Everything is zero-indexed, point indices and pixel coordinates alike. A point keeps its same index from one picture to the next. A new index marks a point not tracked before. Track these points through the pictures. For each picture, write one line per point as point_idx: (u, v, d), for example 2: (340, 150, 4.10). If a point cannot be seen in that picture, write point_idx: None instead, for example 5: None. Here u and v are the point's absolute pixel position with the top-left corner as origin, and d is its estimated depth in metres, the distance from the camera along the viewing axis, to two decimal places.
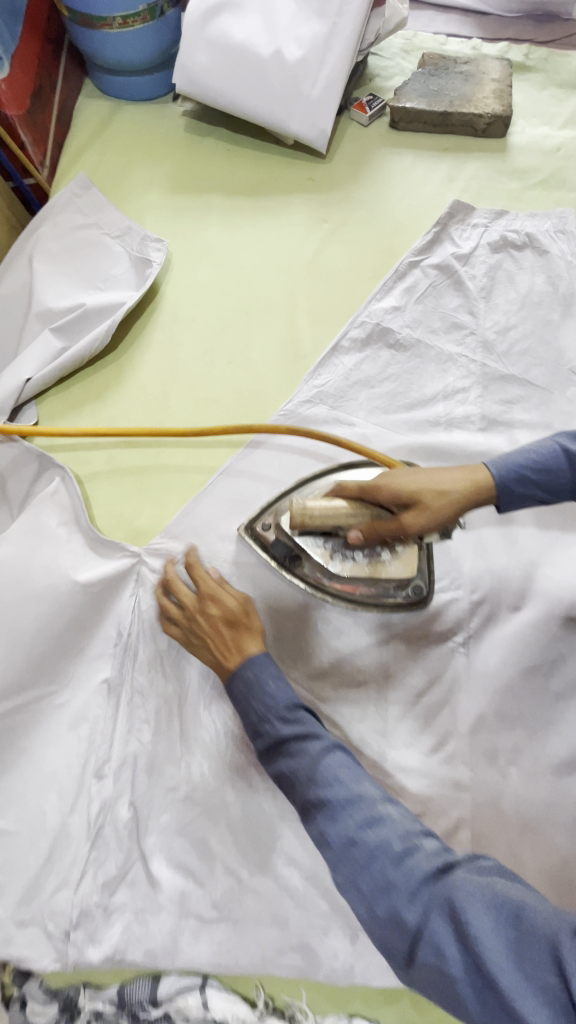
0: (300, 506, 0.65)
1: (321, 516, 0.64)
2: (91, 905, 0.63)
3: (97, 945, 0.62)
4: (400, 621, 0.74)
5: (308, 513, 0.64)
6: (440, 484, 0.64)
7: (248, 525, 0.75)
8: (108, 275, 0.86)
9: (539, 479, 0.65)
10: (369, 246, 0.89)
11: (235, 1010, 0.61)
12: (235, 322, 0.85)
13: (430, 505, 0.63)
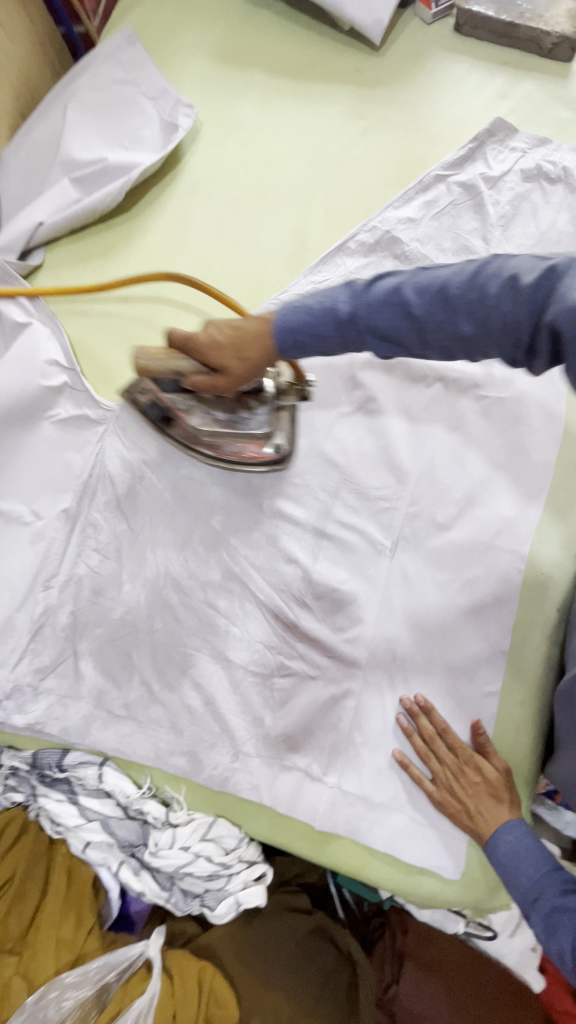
0: (143, 353, 0.69)
1: (161, 365, 0.69)
2: (23, 683, 0.75)
3: (21, 714, 0.74)
4: (337, 514, 0.80)
5: (146, 361, 0.68)
6: (240, 342, 0.62)
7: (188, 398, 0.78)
8: (135, 136, 0.87)
9: (309, 331, 0.58)
10: (398, 152, 0.88)
11: (123, 785, 0.72)
12: (248, 206, 0.87)
13: (253, 360, 0.62)
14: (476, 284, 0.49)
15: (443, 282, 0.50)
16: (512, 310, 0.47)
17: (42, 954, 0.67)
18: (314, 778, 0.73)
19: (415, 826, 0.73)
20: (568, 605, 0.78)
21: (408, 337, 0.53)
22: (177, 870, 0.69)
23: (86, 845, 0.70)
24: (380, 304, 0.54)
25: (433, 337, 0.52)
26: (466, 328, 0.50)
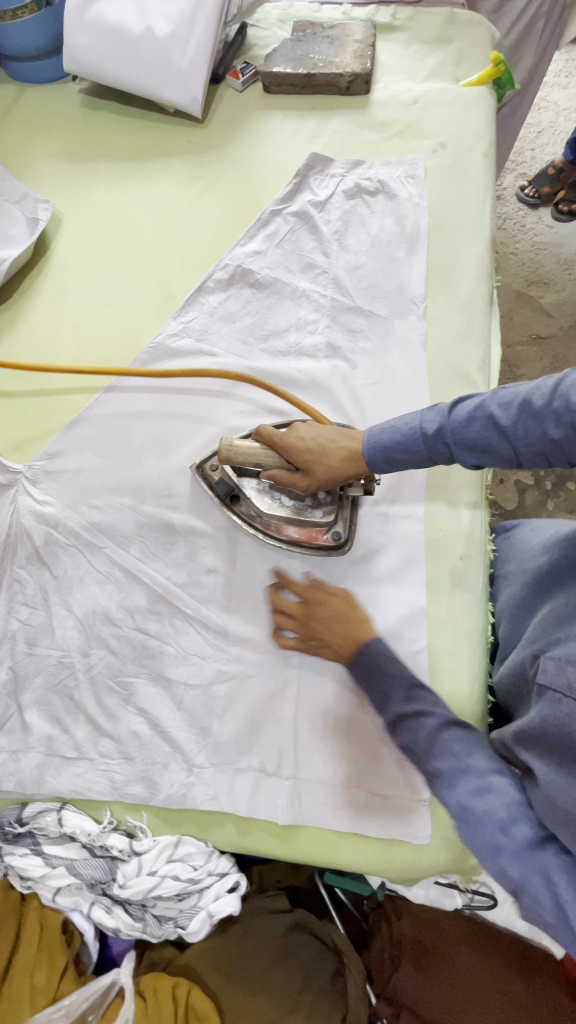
0: (227, 447, 0.79)
1: (245, 456, 0.78)
2: None
3: None
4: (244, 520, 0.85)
5: (231, 451, 0.78)
6: (324, 450, 0.77)
7: (200, 465, 0.86)
8: (5, 236, 0.98)
9: (400, 451, 0.72)
10: (236, 199, 0.99)
11: (83, 824, 0.73)
12: (114, 271, 0.97)
13: (328, 469, 0.76)
14: (520, 398, 0.62)
15: (505, 393, 0.64)
16: (540, 406, 0.60)
17: (19, 1000, 0.70)
18: (270, 774, 0.76)
19: (375, 798, 0.74)
20: (484, 587, 0.81)
21: (503, 450, 0.65)
22: (148, 896, 0.70)
23: (55, 892, 0.71)
24: (468, 421, 0.66)
25: (526, 446, 0.63)
26: (503, 422, 0.63)
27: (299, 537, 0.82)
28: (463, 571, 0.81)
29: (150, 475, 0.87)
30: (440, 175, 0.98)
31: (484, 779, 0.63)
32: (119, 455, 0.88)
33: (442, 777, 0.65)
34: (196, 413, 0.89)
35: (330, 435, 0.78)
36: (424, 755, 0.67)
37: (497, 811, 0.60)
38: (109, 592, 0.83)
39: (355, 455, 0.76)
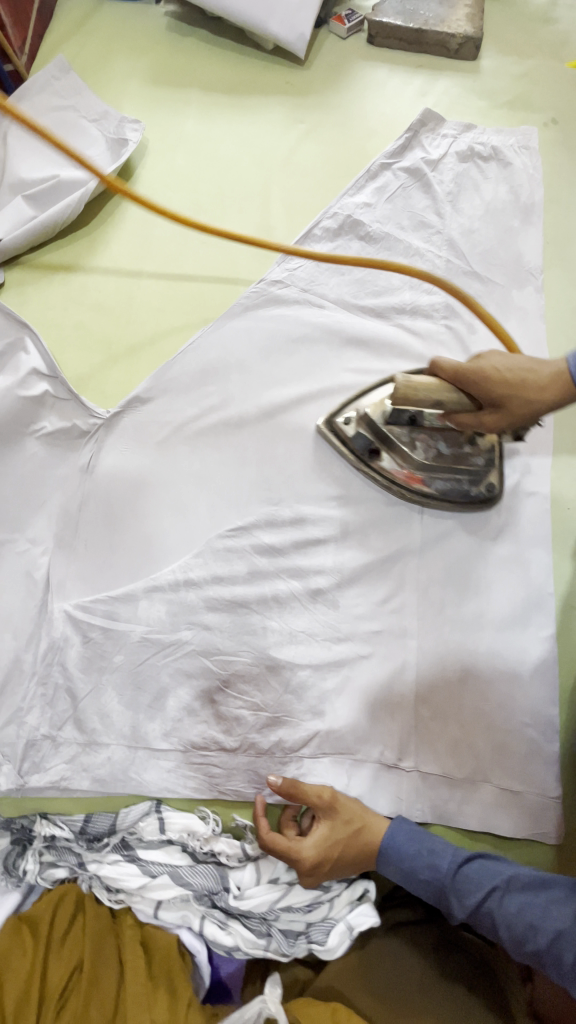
0: (406, 381, 0.67)
1: (425, 393, 0.67)
2: (38, 737, 0.64)
3: (40, 775, 0.63)
4: (356, 489, 0.77)
5: (412, 389, 0.67)
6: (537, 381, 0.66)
7: (328, 421, 0.77)
8: (83, 155, 0.86)
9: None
10: (341, 148, 0.92)
11: (189, 825, 0.61)
12: (208, 207, 0.87)
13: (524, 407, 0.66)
14: None
15: None
16: None
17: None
18: (390, 767, 0.66)
19: (504, 798, 0.66)
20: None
21: None
22: (271, 909, 0.58)
23: (157, 907, 0.58)
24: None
25: None
26: None
27: (404, 478, 0.76)
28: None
29: (251, 422, 0.77)
30: (552, 149, 0.95)
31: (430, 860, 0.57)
32: (219, 405, 0.77)
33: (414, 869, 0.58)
34: (303, 358, 0.80)
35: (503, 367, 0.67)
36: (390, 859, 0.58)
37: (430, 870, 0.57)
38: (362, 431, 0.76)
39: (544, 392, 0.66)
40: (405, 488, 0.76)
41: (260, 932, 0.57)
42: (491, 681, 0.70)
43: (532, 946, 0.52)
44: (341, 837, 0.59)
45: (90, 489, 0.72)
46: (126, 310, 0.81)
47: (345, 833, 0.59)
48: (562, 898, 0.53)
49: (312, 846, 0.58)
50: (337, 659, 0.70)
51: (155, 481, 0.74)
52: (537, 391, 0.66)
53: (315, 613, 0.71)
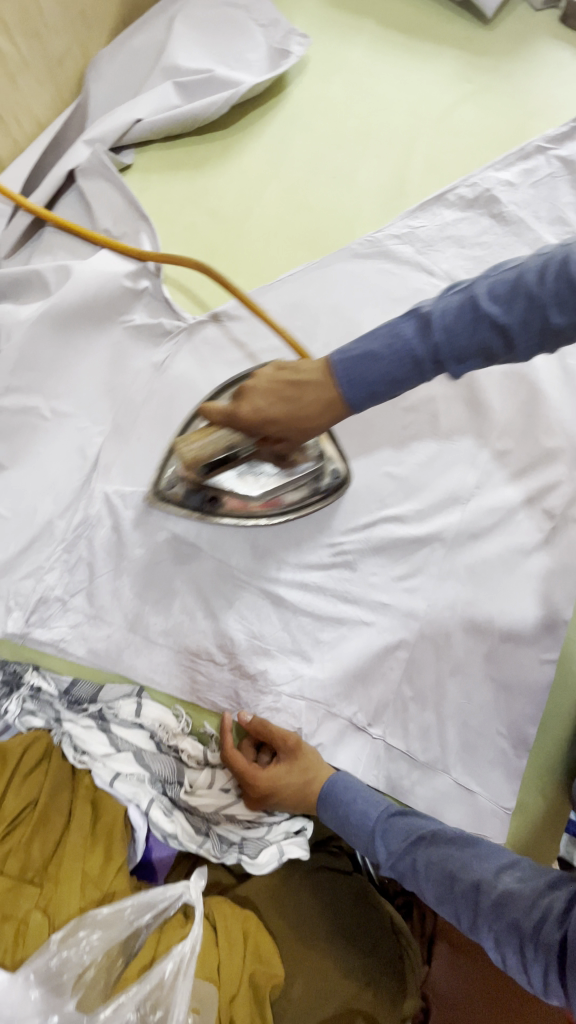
0: (188, 451, 0.58)
1: (216, 452, 0.58)
2: (49, 596, 0.67)
3: (44, 629, 0.67)
4: (410, 466, 0.76)
5: (198, 452, 0.58)
6: (292, 399, 0.54)
7: (156, 486, 0.68)
8: (241, 57, 0.84)
9: (385, 379, 0.53)
10: (501, 119, 0.88)
11: (162, 719, 0.65)
12: (348, 144, 0.84)
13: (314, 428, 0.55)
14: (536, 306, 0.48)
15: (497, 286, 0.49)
16: (539, 289, 0.47)
17: (66, 885, 0.56)
18: (358, 727, 0.69)
19: (457, 791, 0.68)
20: None
21: (493, 349, 0.50)
22: (213, 812, 0.62)
23: (114, 778, 0.61)
24: (458, 326, 0.50)
25: (524, 340, 0.49)
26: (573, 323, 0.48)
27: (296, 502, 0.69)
28: None
29: None
30: None
31: (364, 807, 0.60)
32: (301, 342, 0.76)
33: (349, 813, 0.60)
34: (397, 321, 0.78)
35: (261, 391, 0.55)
36: (328, 800, 0.61)
37: (365, 817, 0.59)
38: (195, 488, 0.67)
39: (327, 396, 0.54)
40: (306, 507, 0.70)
41: (198, 829, 0.61)
42: (480, 684, 0.70)
43: (453, 896, 0.49)
44: (292, 784, 0.61)
45: (156, 390, 0.74)
46: (239, 224, 0.80)
47: (296, 778, 0.62)
48: (486, 854, 0.50)
49: (265, 777, 0.61)
50: (339, 617, 0.71)
51: None
52: (306, 414, 0.54)
53: (333, 568, 0.72)
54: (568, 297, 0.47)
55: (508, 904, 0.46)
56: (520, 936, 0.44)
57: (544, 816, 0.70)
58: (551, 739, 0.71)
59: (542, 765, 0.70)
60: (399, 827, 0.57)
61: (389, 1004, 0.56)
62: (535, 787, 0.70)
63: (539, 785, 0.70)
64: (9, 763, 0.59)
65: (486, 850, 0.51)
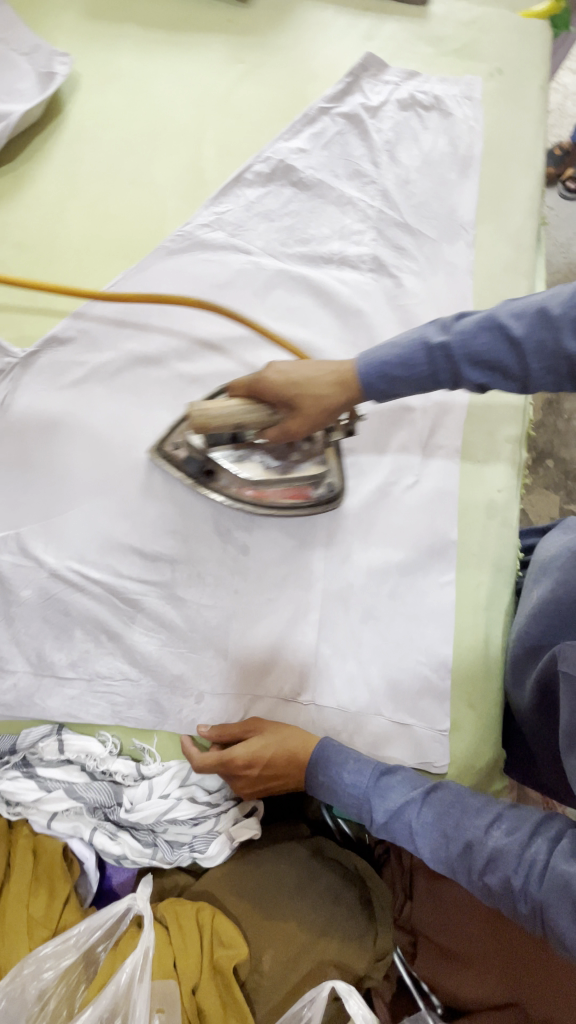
0: (199, 408, 0.56)
1: (224, 422, 0.56)
2: None
3: None
4: None
5: (206, 419, 0.56)
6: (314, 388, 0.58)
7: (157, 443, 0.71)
8: (11, 87, 0.83)
9: (400, 365, 0.56)
10: (279, 91, 0.90)
11: (87, 748, 0.64)
12: (138, 147, 0.85)
13: (329, 405, 0.59)
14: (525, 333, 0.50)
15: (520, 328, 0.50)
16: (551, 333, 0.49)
17: (12, 935, 0.56)
18: (288, 698, 0.71)
19: (394, 729, 0.71)
20: (502, 519, 0.78)
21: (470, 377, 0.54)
22: (158, 821, 0.62)
23: (51, 819, 0.61)
24: (470, 340, 0.52)
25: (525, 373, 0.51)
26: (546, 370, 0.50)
27: (285, 499, 0.71)
28: (498, 512, 0.78)
29: (169, 365, 0.77)
30: (495, 100, 0.94)
31: (357, 774, 0.59)
32: (137, 347, 0.76)
33: (341, 785, 0.59)
34: (227, 304, 0.79)
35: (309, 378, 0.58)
36: (322, 771, 0.61)
37: (360, 785, 0.58)
38: (191, 455, 0.68)
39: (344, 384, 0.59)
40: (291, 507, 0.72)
41: (146, 842, 0.61)
42: (391, 624, 0.73)
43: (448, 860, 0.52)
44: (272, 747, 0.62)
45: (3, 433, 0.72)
46: (49, 249, 0.80)
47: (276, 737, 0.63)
48: (476, 810, 0.53)
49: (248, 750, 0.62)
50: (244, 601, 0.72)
51: (71, 420, 0.74)
52: (318, 395, 0.58)
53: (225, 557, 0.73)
54: (549, 350, 0.49)
55: (500, 859, 0.49)
56: (511, 890, 0.48)
57: (484, 729, 0.72)
58: (472, 657, 0.72)
59: (470, 684, 0.72)
60: (394, 790, 0.57)
61: (358, 949, 0.57)
62: (466, 705, 0.72)
63: (470, 703, 0.72)
64: None
65: (476, 800, 0.54)
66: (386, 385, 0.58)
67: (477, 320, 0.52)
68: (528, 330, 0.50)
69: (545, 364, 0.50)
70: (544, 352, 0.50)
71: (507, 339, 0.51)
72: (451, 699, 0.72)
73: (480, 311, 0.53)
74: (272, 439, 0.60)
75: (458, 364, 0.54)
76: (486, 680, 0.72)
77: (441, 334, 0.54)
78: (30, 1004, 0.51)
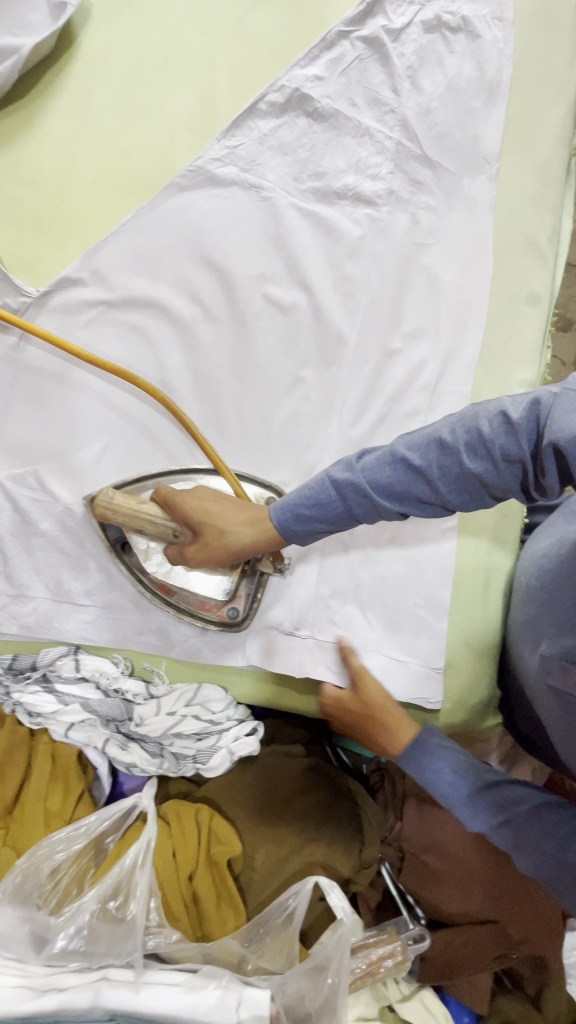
0: (105, 499, 0.65)
1: (122, 515, 0.65)
2: None
3: None
4: (280, 385, 0.79)
5: (105, 505, 0.65)
6: (221, 519, 0.62)
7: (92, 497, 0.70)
8: (22, 19, 0.80)
9: (312, 505, 0.57)
10: (296, 12, 0.85)
11: (102, 666, 0.70)
12: (150, 79, 0.83)
13: (226, 552, 0.62)
14: (453, 448, 0.51)
15: (466, 429, 0.50)
16: (486, 435, 0.49)
17: (32, 823, 0.62)
18: (287, 631, 0.73)
19: (392, 663, 0.73)
20: None
21: (415, 490, 0.53)
22: (166, 734, 0.68)
23: (68, 729, 0.67)
24: (379, 470, 0.54)
25: (447, 483, 0.52)
26: (489, 475, 0.50)
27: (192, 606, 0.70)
28: None
29: (177, 307, 0.77)
30: (528, 20, 0.85)
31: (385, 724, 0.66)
32: (147, 288, 0.77)
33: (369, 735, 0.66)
34: (237, 244, 0.79)
35: (219, 508, 0.63)
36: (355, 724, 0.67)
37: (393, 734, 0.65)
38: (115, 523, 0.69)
39: (252, 526, 0.61)
40: (194, 612, 0.70)
41: (154, 752, 0.68)
42: (392, 565, 0.74)
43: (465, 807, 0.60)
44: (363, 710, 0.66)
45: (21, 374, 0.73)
46: (62, 188, 0.80)
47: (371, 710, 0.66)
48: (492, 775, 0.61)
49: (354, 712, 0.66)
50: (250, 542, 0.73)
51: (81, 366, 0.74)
52: (222, 525, 0.61)
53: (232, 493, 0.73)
54: (479, 450, 0.50)
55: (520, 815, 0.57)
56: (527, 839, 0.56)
57: (480, 664, 0.74)
58: (473, 596, 0.74)
59: (469, 622, 0.73)
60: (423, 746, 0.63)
61: (343, 857, 0.63)
62: (464, 642, 0.73)
63: (468, 640, 0.74)
64: None
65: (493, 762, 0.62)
66: (302, 527, 0.58)
67: (377, 459, 0.54)
68: (426, 459, 0.52)
69: (455, 485, 0.52)
70: (448, 473, 0.51)
71: (411, 470, 0.53)
72: (449, 635, 0.73)
73: (381, 449, 0.55)
74: (172, 556, 0.66)
75: (370, 498, 0.54)
76: (484, 618, 0.74)
77: (346, 472, 0.55)
78: (43, 881, 0.57)
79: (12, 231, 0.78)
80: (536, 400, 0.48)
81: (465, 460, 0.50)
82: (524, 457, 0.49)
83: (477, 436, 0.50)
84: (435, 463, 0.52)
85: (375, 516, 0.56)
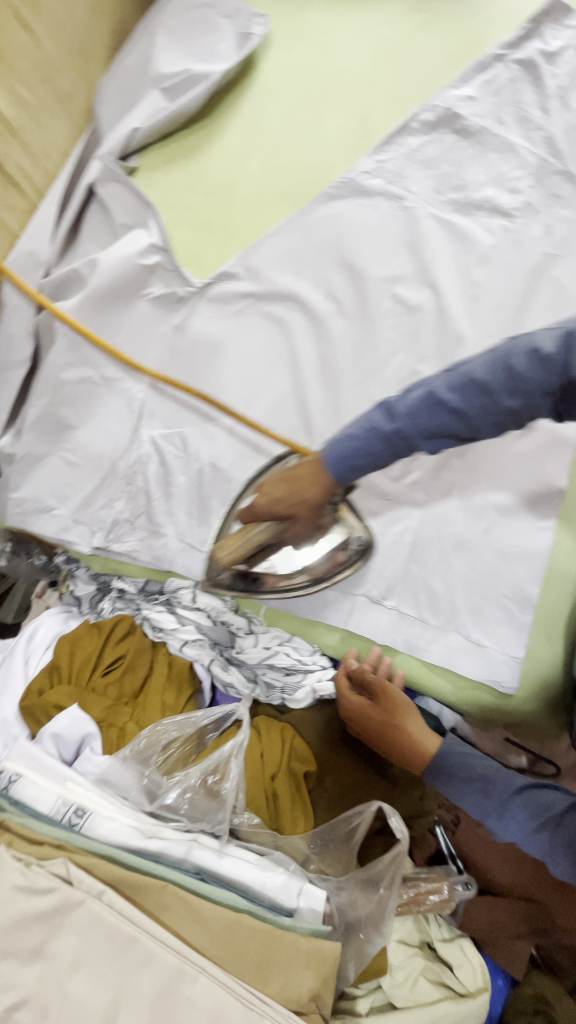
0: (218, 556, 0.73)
1: (235, 557, 0.72)
2: (121, 519, 0.86)
3: (120, 544, 0.86)
4: (397, 378, 0.86)
5: (230, 559, 0.73)
6: (292, 484, 0.66)
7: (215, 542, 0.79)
8: (214, 50, 0.95)
9: (363, 455, 0.63)
10: (455, 36, 0.92)
11: (214, 602, 0.81)
12: (314, 100, 0.95)
13: (313, 508, 0.66)
14: (489, 391, 0.58)
15: (500, 371, 0.57)
16: (521, 369, 0.56)
17: (152, 708, 0.77)
18: (374, 599, 0.80)
19: (470, 644, 0.78)
20: None
21: (459, 429, 0.60)
22: (260, 663, 0.80)
23: (182, 644, 0.81)
24: (419, 410, 0.60)
25: (486, 417, 0.59)
26: (527, 405, 0.58)
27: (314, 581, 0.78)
28: None
29: (314, 301, 0.88)
30: None
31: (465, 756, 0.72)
32: (290, 284, 0.88)
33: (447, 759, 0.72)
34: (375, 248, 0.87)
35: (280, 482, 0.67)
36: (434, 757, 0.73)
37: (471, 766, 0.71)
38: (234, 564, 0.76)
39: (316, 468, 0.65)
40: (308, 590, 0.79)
41: (249, 677, 0.80)
42: (483, 555, 0.79)
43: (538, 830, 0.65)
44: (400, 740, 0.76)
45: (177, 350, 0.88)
46: (228, 195, 0.94)
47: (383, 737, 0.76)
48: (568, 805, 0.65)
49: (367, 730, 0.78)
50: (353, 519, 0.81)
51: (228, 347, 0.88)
52: (296, 494, 0.65)
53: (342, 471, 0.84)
54: (514, 382, 0.57)
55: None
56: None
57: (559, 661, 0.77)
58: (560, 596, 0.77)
59: (555, 619, 0.77)
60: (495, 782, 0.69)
61: None
62: (545, 637, 0.77)
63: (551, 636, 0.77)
64: (108, 626, 0.81)
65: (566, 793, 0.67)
66: (361, 466, 0.63)
67: (416, 398, 0.60)
68: (465, 400, 0.59)
69: (493, 422, 0.60)
70: (485, 412, 0.59)
71: (446, 410, 0.60)
72: (532, 631, 0.77)
73: (419, 388, 0.62)
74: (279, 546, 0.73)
75: (412, 440, 0.61)
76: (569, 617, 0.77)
77: (387, 420, 0.62)
78: (158, 750, 0.70)
79: (183, 231, 0.93)
80: (562, 333, 0.56)
81: (501, 399, 0.58)
82: (553, 390, 0.57)
83: (511, 373, 0.57)
84: (473, 400, 0.59)
85: (412, 453, 0.63)
